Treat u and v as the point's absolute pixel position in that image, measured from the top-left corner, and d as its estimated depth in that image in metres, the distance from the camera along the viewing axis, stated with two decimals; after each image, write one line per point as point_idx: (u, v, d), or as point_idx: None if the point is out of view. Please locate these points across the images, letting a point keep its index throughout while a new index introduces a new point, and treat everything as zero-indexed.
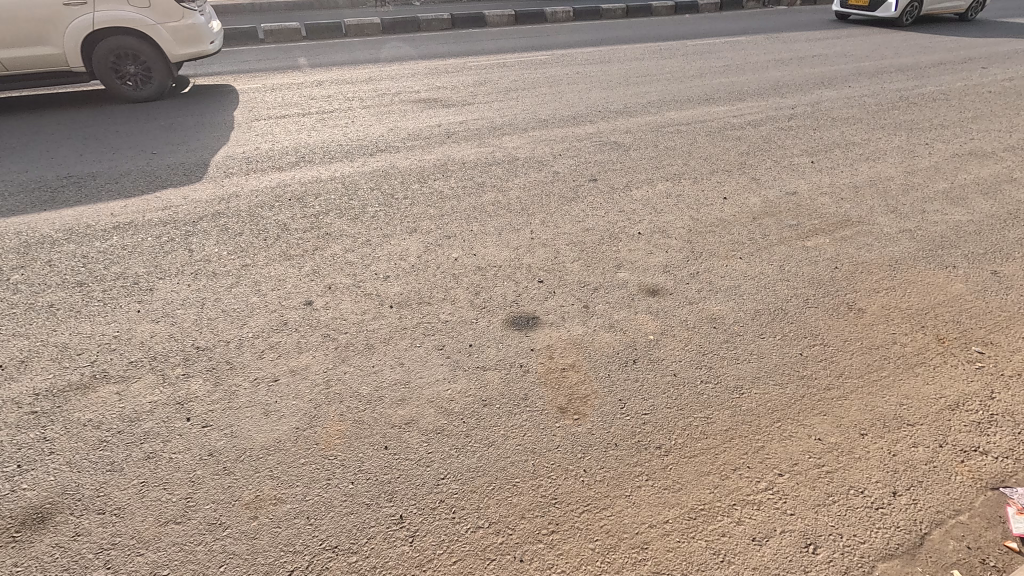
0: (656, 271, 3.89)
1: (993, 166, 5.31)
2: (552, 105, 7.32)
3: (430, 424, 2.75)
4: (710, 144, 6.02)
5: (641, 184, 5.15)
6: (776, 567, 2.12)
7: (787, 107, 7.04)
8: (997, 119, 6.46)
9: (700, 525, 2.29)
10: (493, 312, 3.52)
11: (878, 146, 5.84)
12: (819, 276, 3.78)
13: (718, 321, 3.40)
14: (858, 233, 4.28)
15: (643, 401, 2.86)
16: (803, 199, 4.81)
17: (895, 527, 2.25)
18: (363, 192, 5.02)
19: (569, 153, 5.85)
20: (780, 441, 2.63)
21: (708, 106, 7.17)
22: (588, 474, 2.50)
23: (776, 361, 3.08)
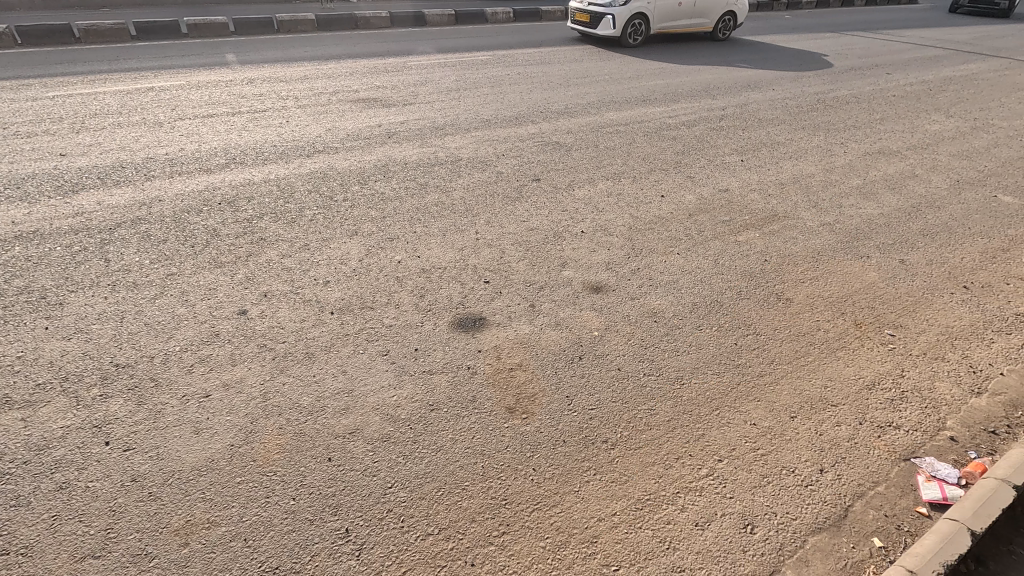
0: (599, 268, 3.97)
1: (899, 164, 5.79)
2: (494, 105, 7.32)
3: (376, 432, 2.68)
4: (648, 144, 6.21)
5: (583, 183, 5.25)
6: (717, 550, 2.21)
7: (718, 109, 7.38)
8: (901, 121, 7.06)
9: (646, 515, 2.35)
10: (438, 314, 3.48)
11: (800, 145, 6.24)
12: (750, 269, 3.99)
13: (658, 315, 3.52)
14: (784, 227, 4.54)
15: (589, 397, 2.91)
16: (734, 195, 5.06)
17: (822, 502, 2.41)
18: (299, 195, 4.82)
19: (512, 153, 5.88)
20: (718, 428, 2.75)
21: (645, 107, 7.40)
22: (538, 473, 2.51)
23: (713, 351, 3.22)
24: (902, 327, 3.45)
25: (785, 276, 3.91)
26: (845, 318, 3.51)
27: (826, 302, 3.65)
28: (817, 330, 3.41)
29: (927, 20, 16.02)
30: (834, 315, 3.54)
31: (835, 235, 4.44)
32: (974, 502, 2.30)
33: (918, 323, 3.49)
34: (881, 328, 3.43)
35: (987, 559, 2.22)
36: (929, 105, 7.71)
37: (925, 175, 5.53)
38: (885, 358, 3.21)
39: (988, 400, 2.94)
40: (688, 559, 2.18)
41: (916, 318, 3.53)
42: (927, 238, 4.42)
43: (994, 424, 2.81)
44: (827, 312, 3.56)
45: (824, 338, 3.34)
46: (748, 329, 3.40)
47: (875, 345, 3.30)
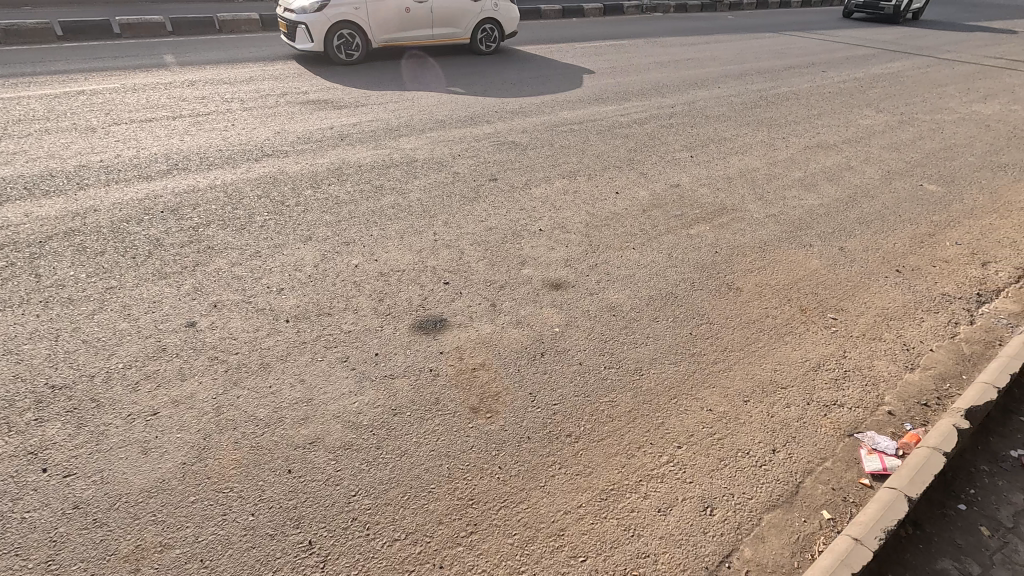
0: (558, 265, 4.02)
1: (836, 156, 6.12)
2: (449, 105, 7.29)
3: (337, 441, 2.62)
4: (602, 141, 6.34)
5: (539, 182, 5.29)
6: (679, 534, 2.29)
7: (667, 107, 7.59)
8: (837, 115, 7.46)
9: (610, 504, 2.40)
10: (398, 318, 3.44)
11: (746, 140, 6.50)
12: (702, 260, 4.13)
13: (617, 309, 3.59)
14: (733, 219, 4.73)
15: (552, 393, 2.94)
16: (685, 190, 5.22)
17: (775, 480, 2.53)
18: (248, 201, 4.65)
19: (469, 153, 5.87)
20: (677, 415, 2.84)
21: (597, 106, 7.52)
22: (504, 471, 2.52)
23: (670, 342, 3.32)
24: (843, 311, 3.65)
25: (735, 266, 4.07)
26: (791, 304, 3.69)
27: (774, 290, 3.82)
28: (766, 316, 3.57)
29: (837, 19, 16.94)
30: (782, 302, 3.71)
31: (780, 226, 4.65)
32: (911, 471, 2.46)
33: (857, 306, 3.70)
34: (824, 312, 3.63)
35: (925, 522, 2.38)
36: (861, 100, 8.18)
37: (859, 167, 5.87)
38: (828, 340, 3.39)
39: (921, 375, 3.15)
40: (652, 544, 2.24)
41: (855, 301, 3.74)
42: (862, 225, 4.70)
43: (926, 397, 3.01)
44: (774, 299, 3.73)
45: (773, 324, 3.50)
46: (702, 319, 3.52)
47: (819, 329, 3.49)
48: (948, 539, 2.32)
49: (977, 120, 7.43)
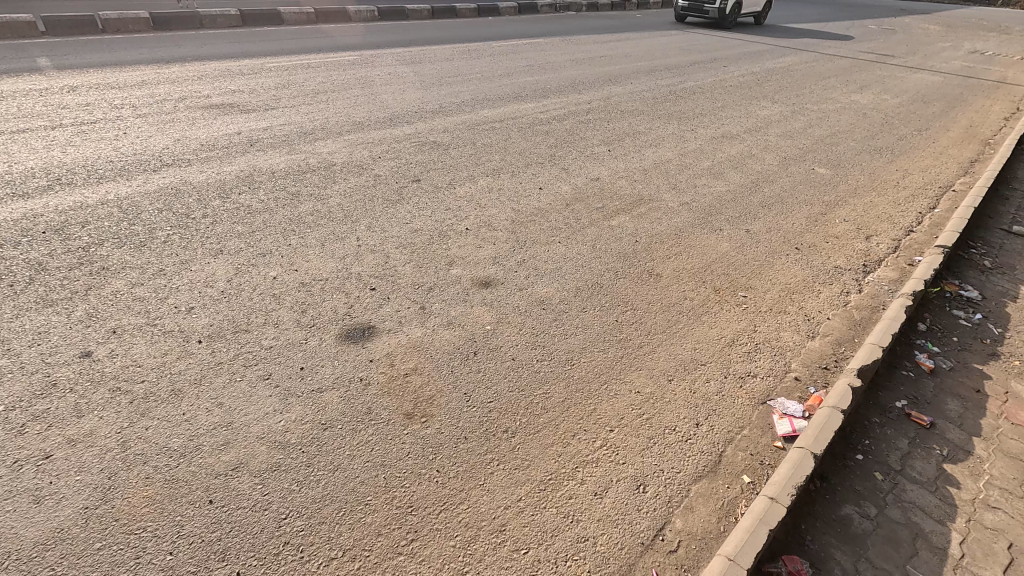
0: (486, 263, 4.04)
1: (739, 145, 6.57)
2: (365, 107, 7.09)
3: (263, 463, 2.48)
4: (523, 138, 6.42)
5: (463, 181, 5.27)
6: (616, 514, 2.37)
7: (584, 103, 7.82)
8: (737, 107, 8.02)
9: (549, 494, 2.45)
10: (323, 328, 3.30)
11: (658, 133, 6.83)
12: (624, 250, 4.30)
13: (545, 302, 3.66)
14: (651, 209, 4.96)
15: (487, 390, 2.95)
16: (605, 183, 5.41)
17: (700, 452, 2.69)
18: (146, 215, 4.28)
19: (389, 154, 5.75)
20: (608, 400, 2.94)
21: (517, 104, 7.61)
22: (442, 474, 2.50)
23: (597, 331, 3.43)
24: (752, 288, 3.93)
25: (654, 254, 4.27)
26: (707, 286, 3.93)
27: (690, 274, 4.05)
28: (684, 299, 3.78)
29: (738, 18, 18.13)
30: (698, 284, 3.94)
31: (693, 213, 4.93)
32: (815, 430, 2.70)
33: (764, 282, 4.00)
34: (736, 291, 3.89)
35: (830, 475, 2.63)
36: (758, 93, 8.82)
37: (760, 154, 6.34)
38: (740, 317, 3.65)
39: (821, 342, 3.47)
40: (591, 528, 2.31)
41: (762, 279, 4.05)
42: (765, 208, 5.08)
43: (826, 361, 3.32)
44: (691, 282, 3.95)
45: (691, 306, 3.71)
46: (627, 306, 3.67)
47: (732, 306, 3.74)
48: (849, 487, 2.57)
49: (856, 109, 8.26)
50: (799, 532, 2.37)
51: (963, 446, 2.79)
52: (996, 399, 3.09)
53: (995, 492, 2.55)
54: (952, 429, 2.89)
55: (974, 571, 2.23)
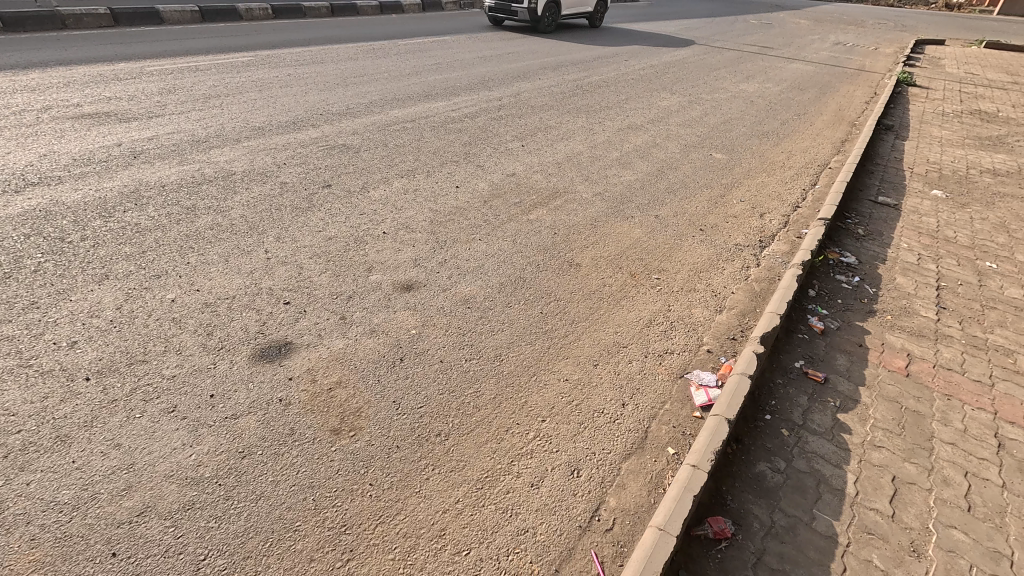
0: (407, 266, 3.95)
1: (644, 135, 6.90)
2: (265, 110, 6.68)
3: (175, 502, 2.28)
4: (436, 137, 6.34)
5: (377, 184, 5.12)
6: (553, 502, 2.42)
7: (495, 99, 7.87)
8: (640, 99, 8.42)
9: (487, 491, 2.45)
10: (234, 350, 3.08)
11: (569, 126, 7.02)
12: (544, 242, 4.39)
13: (470, 300, 3.65)
14: (567, 201, 5.09)
15: (417, 396, 2.89)
16: (521, 178, 5.48)
17: (628, 430, 2.81)
18: (9, 242, 3.77)
19: (295, 160, 5.46)
20: (538, 391, 2.99)
21: (427, 102, 7.49)
22: (376, 486, 2.43)
23: (523, 324, 3.48)
24: (664, 270, 4.16)
25: (573, 244, 4.39)
26: (623, 271, 4.10)
27: (608, 261, 4.21)
28: (603, 285, 3.92)
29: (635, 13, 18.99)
30: (614, 271, 4.10)
31: (606, 202, 5.13)
32: (728, 396, 2.90)
33: (675, 263, 4.25)
34: (650, 274, 4.10)
35: (744, 437, 2.85)
36: (658, 85, 9.31)
37: (664, 143, 6.69)
38: (655, 298, 3.84)
39: (728, 315, 3.74)
40: (530, 519, 2.34)
41: (673, 260, 4.29)
42: (672, 194, 5.38)
43: (734, 332, 3.58)
44: (608, 269, 4.11)
45: (610, 292, 3.85)
46: (550, 297, 3.74)
47: (647, 289, 3.93)
48: (760, 446, 2.79)
49: (745, 97, 8.96)
50: (720, 494, 2.54)
51: (852, 395, 3.13)
52: (874, 351, 3.50)
53: (879, 433, 2.88)
54: (841, 381, 3.23)
55: (867, 505, 2.51)
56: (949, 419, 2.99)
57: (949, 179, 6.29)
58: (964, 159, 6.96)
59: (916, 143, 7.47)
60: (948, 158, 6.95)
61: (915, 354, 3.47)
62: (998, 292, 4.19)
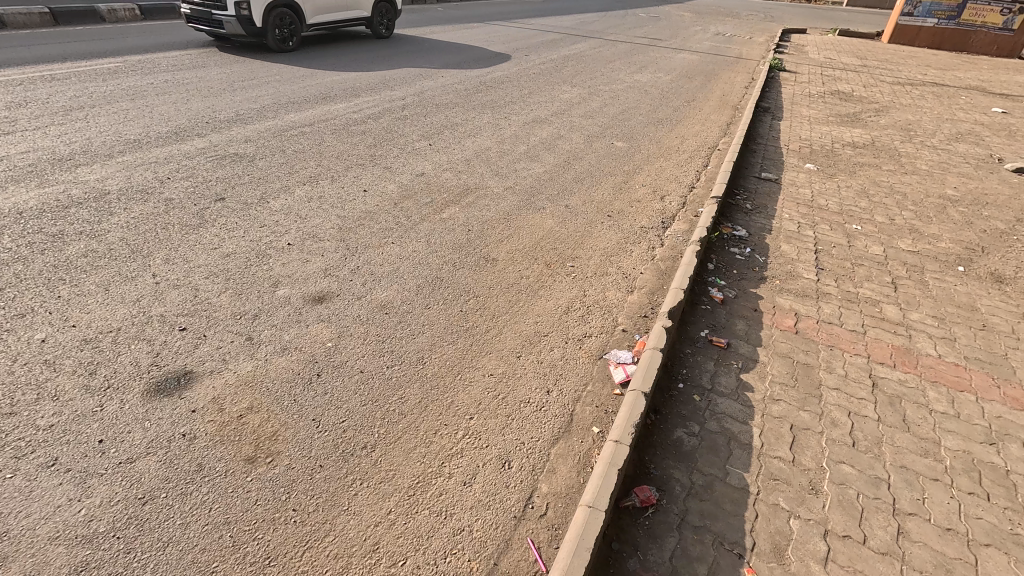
0: (317, 277, 3.78)
1: (549, 128, 7.06)
2: (141, 121, 6.07)
3: (65, 566, 2.03)
4: (338, 141, 6.09)
5: (277, 193, 4.84)
6: (486, 497, 2.43)
7: (398, 99, 7.70)
8: (543, 92, 8.61)
9: (419, 497, 2.41)
10: (125, 387, 2.79)
11: (475, 123, 7.02)
12: (459, 240, 4.37)
13: (387, 306, 3.56)
14: (478, 197, 5.10)
15: (338, 410, 2.78)
16: (430, 177, 5.41)
17: (554, 416, 2.88)
18: None
19: (181, 173, 5.01)
20: (464, 390, 2.98)
21: (326, 105, 7.17)
22: (301, 511, 2.31)
23: (444, 324, 3.45)
24: (577, 257, 4.30)
25: (487, 240, 4.41)
26: (539, 262, 4.18)
27: (523, 253, 4.28)
28: (521, 278, 3.98)
29: (533, 7, 19.31)
30: (530, 262, 4.17)
31: (517, 196, 5.20)
32: (644, 370, 3.05)
33: (587, 250, 4.40)
34: (564, 263, 4.21)
35: (661, 407, 3.02)
36: (559, 78, 9.56)
37: (568, 135, 6.89)
38: (571, 285, 3.96)
39: (638, 294, 3.93)
40: (465, 518, 2.34)
41: (585, 247, 4.44)
42: (579, 184, 5.55)
43: (645, 310, 3.77)
44: (524, 262, 4.17)
45: (527, 284, 3.91)
46: (469, 294, 3.74)
47: (563, 277, 4.04)
48: (676, 414, 2.98)
49: (639, 86, 9.45)
50: (644, 463, 2.68)
51: (751, 357, 3.41)
52: (768, 313, 3.84)
53: (777, 387, 3.17)
54: (742, 345, 3.52)
55: (771, 454, 2.75)
56: (832, 367, 3.35)
57: (818, 154, 7.02)
58: (829, 135, 7.80)
59: (789, 123, 8.26)
60: (816, 135, 7.75)
61: (801, 313, 3.85)
62: (864, 251, 4.75)
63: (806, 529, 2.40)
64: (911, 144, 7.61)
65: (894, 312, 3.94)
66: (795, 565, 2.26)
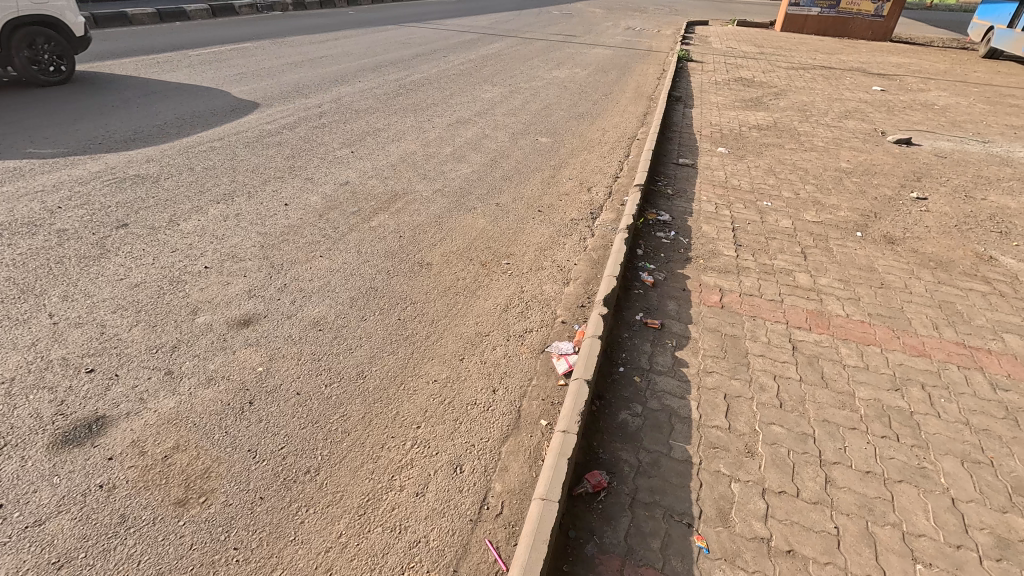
0: (241, 299, 3.56)
1: (473, 128, 7.05)
2: (19, 147, 5.47)
3: None
4: (251, 154, 5.77)
5: (188, 215, 4.52)
6: (440, 505, 2.39)
7: (314, 107, 7.41)
8: (465, 93, 8.59)
9: (371, 514, 2.34)
10: (26, 443, 2.51)
11: (397, 127, 6.88)
12: (391, 248, 4.27)
13: (320, 322, 3.42)
14: (407, 203, 5.00)
15: (275, 437, 2.64)
16: (356, 186, 5.25)
17: (502, 414, 2.89)
18: None
19: (74, 201, 4.56)
20: (409, 399, 2.92)
21: (235, 117, 6.78)
22: (243, 549, 2.17)
23: (383, 334, 3.36)
24: (512, 255, 4.32)
25: (420, 245, 4.34)
26: (474, 263, 4.17)
27: (457, 256, 4.24)
28: (457, 280, 3.95)
29: (448, 7, 19.18)
30: (465, 264, 4.15)
31: (447, 198, 5.15)
32: (585, 358, 3.12)
33: (521, 247, 4.44)
34: (500, 261, 4.22)
35: (605, 392, 3.09)
36: (479, 78, 9.56)
37: (493, 134, 6.91)
38: (508, 282, 3.98)
39: (574, 285, 4.02)
40: (421, 529, 2.29)
41: (519, 244, 4.48)
42: (508, 182, 5.59)
43: (582, 300, 3.86)
44: (459, 264, 4.14)
45: (464, 286, 3.89)
46: (406, 302, 3.66)
47: (499, 275, 4.05)
48: (619, 397, 3.06)
49: (558, 82, 9.64)
50: (593, 449, 2.75)
51: (684, 334, 3.58)
52: (695, 292, 4.03)
53: (709, 360, 3.35)
54: (674, 324, 3.68)
55: (709, 424, 2.90)
56: (757, 336, 3.58)
57: (728, 138, 7.46)
58: (736, 119, 8.31)
59: (699, 110, 8.72)
60: (725, 120, 8.23)
61: (725, 288, 4.08)
62: (775, 225, 5.10)
63: (746, 491, 2.55)
64: (808, 124, 8.24)
65: (806, 279, 4.26)
66: (739, 527, 2.39)
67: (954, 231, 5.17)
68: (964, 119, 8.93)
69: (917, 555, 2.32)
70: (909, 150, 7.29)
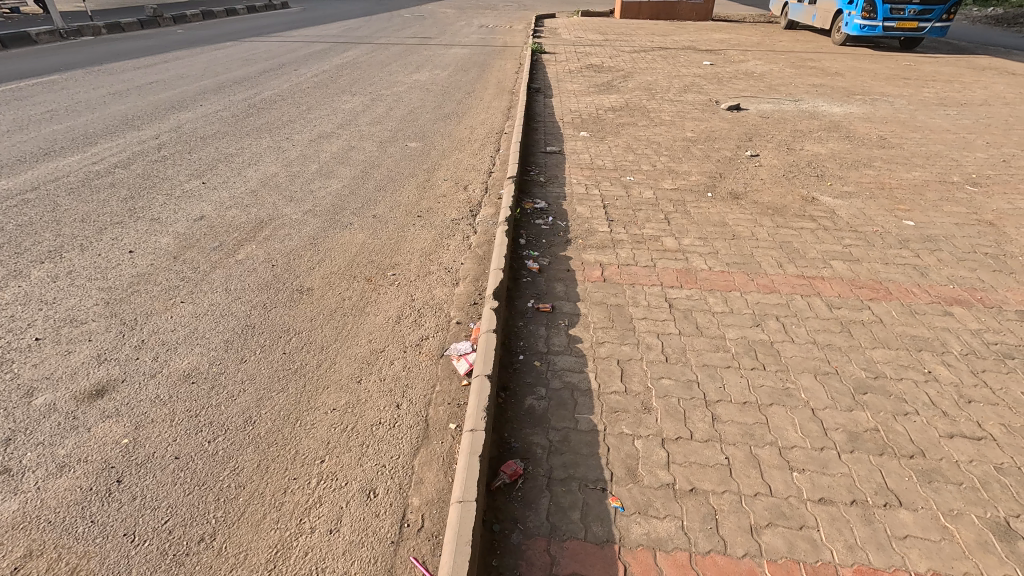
0: (90, 367, 3.11)
1: (338, 142, 6.76)
2: None
3: None
4: (79, 201, 5.04)
5: (5, 283, 3.83)
6: (356, 536, 2.29)
7: (149, 139, 6.63)
8: (324, 106, 8.20)
9: (282, 566, 2.17)
10: None
11: (253, 150, 6.40)
12: (264, 279, 3.98)
13: (192, 374, 3.09)
14: (275, 228, 4.68)
15: (156, 512, 2.35)
16: (213, 219, 4.80)
17: (409, 427, 2.83)
18: None
19: None
20: (308, 436, 2.74)
21: (50, 162, 5.86)
22: None
23: (268, 373, 3.12)
24: (397, 265, 4.22)
25: (298, 271, 4.08)
26: (358, 280, 4.01)
27: (339, 275, 4.06)
28: (343, 301, 3.78)
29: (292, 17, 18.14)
30: (349, 283, 3.98)
31: (320, 217, 4.90)
32: (484, 353, 3.14)
33: (405, 255, 4.35)
34: (385, 273, 4.11)
35: (508, 383, 3.14)
36: (335, 89, 9.18)
37: (359, 144, 6.68)
38: (396, 293, 3.89)
39: (464, 284, 4.03)
40: (340, 566, 2.18)
41: (403, 253, 4.39)
42: (382, 192, 5.44)
43: (473, 297, 3.88)
44: (343, 283, 3.97)
45: (350, 305, 3.73)
46: (290, 333, 3.44)
47: (386, 288, 3.94)
48: (523, 384, 3.13)
49: (420, 85, 9.57)
50: (505, 440, 2.79)
51: (574, 312, 3.75)
52: (579, 271, 4.24)
53: (600, 332, 3.54)
54: (564, 304, 3.84)
55: (608, 390, 3.08)
56: (638, 302, 3.86)
57: (588, 122, 7.91)
58: (592, 104, 8.83)
59: (559, 99, 9.13)
60: (583, 106, 8.70)
61: (604, 263, 4.34)
62: (640, 197, 5.52)
63: (648, 445, 2.75)
64: (655, 101, 8.99)
65: (672, 242, 4.66)
66: (646, 479, 2.58)
67: (783, 180, 5.95)
68: (778, 83, 10.27)
69: (792, 464, 2.66)
70: (739, 115, 8.24)
